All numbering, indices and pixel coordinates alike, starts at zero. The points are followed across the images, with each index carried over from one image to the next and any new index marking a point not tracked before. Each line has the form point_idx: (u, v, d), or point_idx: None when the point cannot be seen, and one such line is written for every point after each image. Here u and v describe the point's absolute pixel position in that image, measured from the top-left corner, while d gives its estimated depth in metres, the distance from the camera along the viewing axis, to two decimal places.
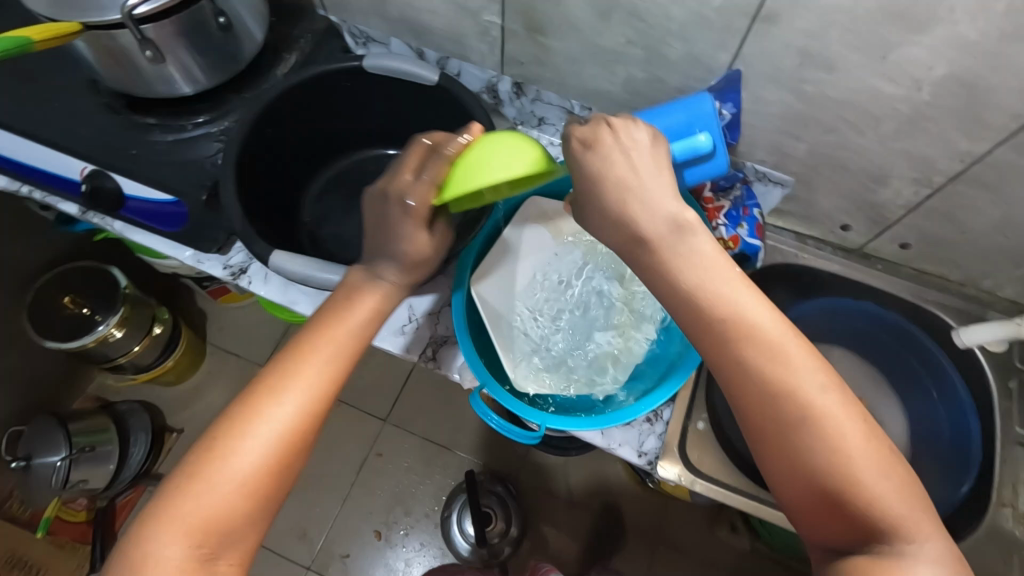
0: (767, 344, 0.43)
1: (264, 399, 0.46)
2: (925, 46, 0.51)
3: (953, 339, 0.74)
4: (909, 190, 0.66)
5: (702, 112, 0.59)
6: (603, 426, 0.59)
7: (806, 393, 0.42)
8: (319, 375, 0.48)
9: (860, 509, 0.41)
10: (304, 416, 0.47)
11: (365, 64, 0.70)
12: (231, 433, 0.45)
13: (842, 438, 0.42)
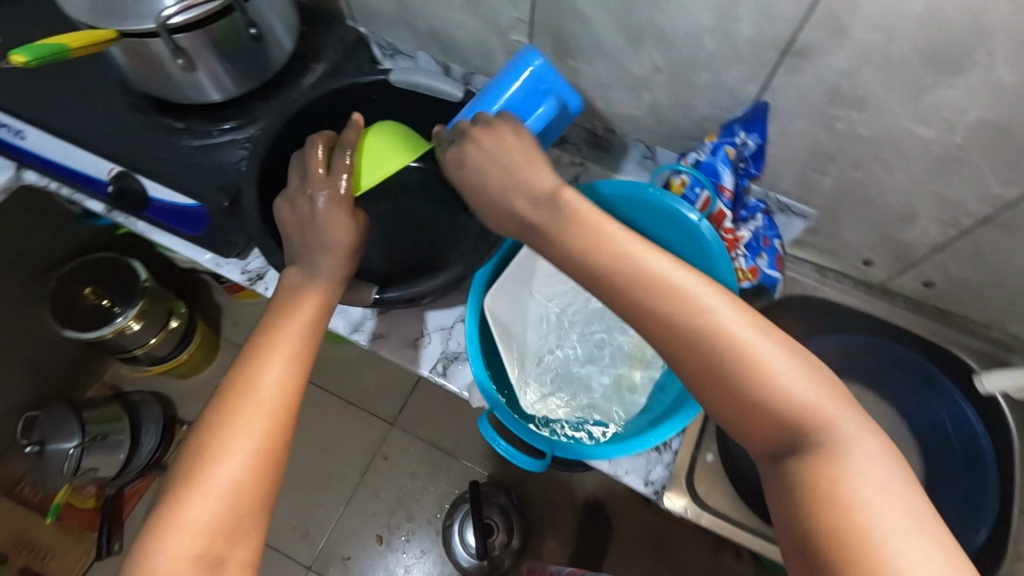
0: (658, 283, 0.43)
1: (240, 390, 0.47)
2: (961, 89, 0.50)
3: (975, 384, 0.72)
4: (936, 230, 0.65)
5: (545, 73, 0.60)
6: (611, 455, 0.58)
7: (709, 319, 0.41)
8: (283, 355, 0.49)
9: (790, 417, 0.39)
10: (279, 397, 0.47)
11: (391, 77, 0.71)
12: (216, 429, 0.45)
13: (766, 361, 0.40)
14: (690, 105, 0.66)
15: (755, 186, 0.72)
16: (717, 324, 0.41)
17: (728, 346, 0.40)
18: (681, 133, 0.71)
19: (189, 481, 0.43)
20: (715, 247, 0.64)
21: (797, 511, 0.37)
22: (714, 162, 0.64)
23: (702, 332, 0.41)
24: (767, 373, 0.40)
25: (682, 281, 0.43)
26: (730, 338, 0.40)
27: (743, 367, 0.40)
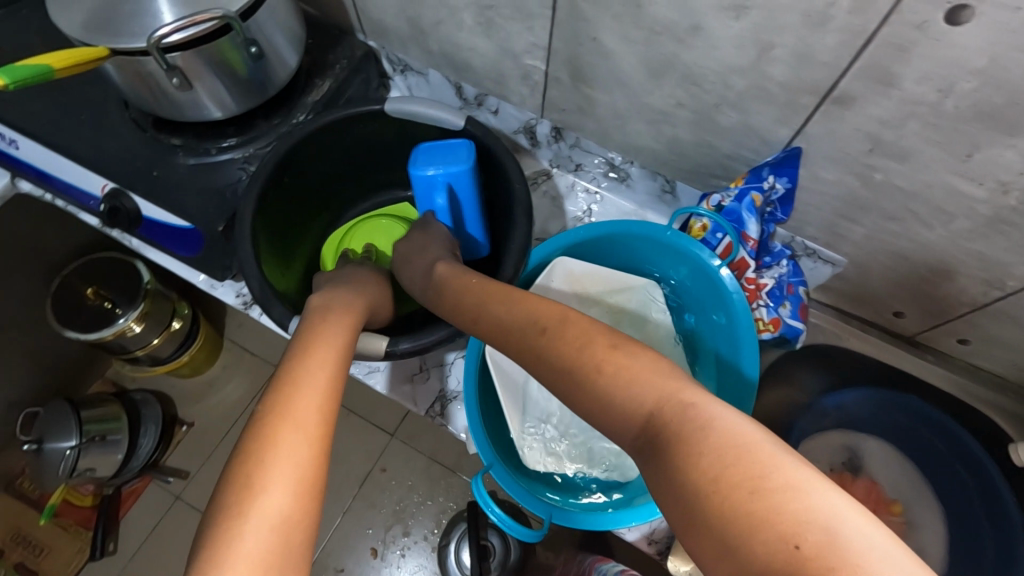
0: (529, 317, 0.41)
1: (270, 394, 0.37)
2: (1017, 150, 0.45)
3: (1008, 451, 0.67)
4: (976, 289, 0.60)
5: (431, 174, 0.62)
6: (610, 525, 0.55)
7: (578, 340, 0.38)
8: (321, 355, 0.41)
9: (672, 417, 0.32)
10: (323, 400, 0.38)
11: (387, 107, 0.65)
12: (250, 444, 0.35)
13: (610, 365, 0.36)
14: (714, 143, 0.62)
15: (780, 230, 0.67)
16: (561, 342, 0.38)
17: (579, 366, 0.37)
18: (703, 171, 0.67)
19: (223, 510, 0.32)
20: (740, 314, 0.60)
21: (688, 505, 0.29)
22: (739, 209, 0.60)
23: (549, 355, 0.38)
24: (618, 377, 0.35)
25: (519, 313, 0.42)
26: (574, 358, 0.37)
27: (595, 384, 0.36)
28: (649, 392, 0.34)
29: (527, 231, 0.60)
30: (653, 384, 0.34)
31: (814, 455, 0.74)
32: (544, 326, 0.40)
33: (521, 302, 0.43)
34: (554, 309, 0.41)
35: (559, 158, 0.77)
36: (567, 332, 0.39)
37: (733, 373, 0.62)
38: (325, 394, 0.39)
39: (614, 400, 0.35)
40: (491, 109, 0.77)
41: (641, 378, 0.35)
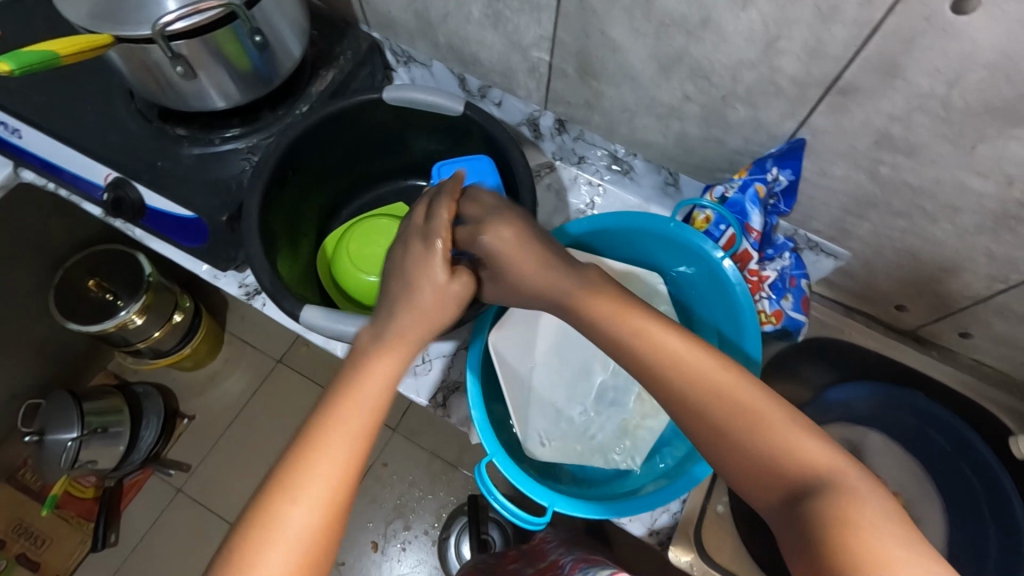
0: (673, 355, 0.44)
1: (317, 444, 0.41)
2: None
3: (1009, 445, 0.66)
4: (980, 284, 0.60)
5: None
6: (610, 515, 0.55)
7: (726, 387, 0.42)
8: (366, 403, 0.44)
9: (810, 476, 0.38)
10: (359, 452, 0.42)
11: (385, 96, 0.66)
12: (285, 489, 0.39)
13: (756, 416, 0.41)
14: (721, 137, 0.61)
15: (784, 222, 0.67)
16: (711, 383, 0.42)
17: (731, 411, 0.41)
18: (709, 165, 0.67)
19: (253, 539, 0.38)
20: (744, 304, 0.60)
21: (812, 557, 0.36)
22: (742, 200, 0.60)
23: (702, 393, 0.42)
24: (770, 434, 0.40)
25: (678, 346, 0.44)
26: (720, 400, 0.42)
27: (736, 427, 0.41)
28: (811, 459, 0.39)
29: (532, 221, 0.61)
30: (796, 444, 0.39)
31: None
32: (688, 368, 0.43)
33: (666, 335, 0.45)
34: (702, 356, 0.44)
35: (563, 150, 0.77)
36: (716, 377, 0.43)
37: (739, 358, 0.61)
38: (356, 445, 0.42)
39: (752, 445, 0.40)
40: (494, 101, 0.76)
41: (788, 435, 0.40)
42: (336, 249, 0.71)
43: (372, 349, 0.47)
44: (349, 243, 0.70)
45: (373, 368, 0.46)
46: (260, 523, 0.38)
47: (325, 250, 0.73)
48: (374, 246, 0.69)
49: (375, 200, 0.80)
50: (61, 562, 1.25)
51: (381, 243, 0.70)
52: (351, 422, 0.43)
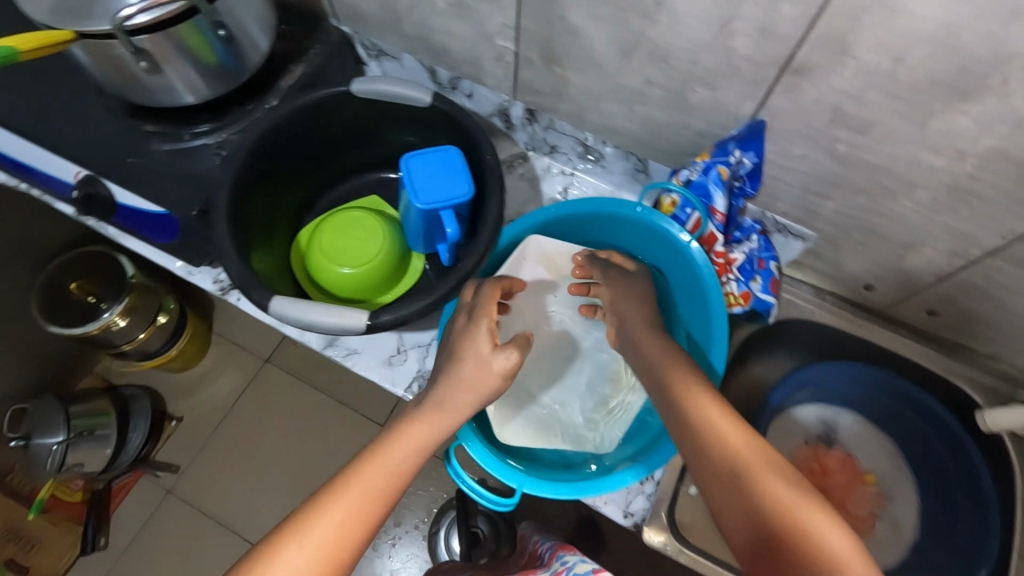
0: (717, 434, 0.47)
1: (337, 493, 0.44)
2: (972, 116, 0.46)
3: (976, 420, 0.68)
4: (942, 260, 0.61)
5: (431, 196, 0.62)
6: (578, 495, 0.57)
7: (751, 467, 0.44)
8: (392, 465, 0.47)
9: (817, 563, 0.39)
10: (373, 511, 0.45)
11: (353, 89, 0.67)
12: (295, 529, 0.42)
13: (772, 484, 0.43)
14: (685, 121, 0.62)
15: (751, 206, 0.68)
16: (738, 449, 0.46)
17: (751, 475, 0.44)
18: (677, 150, 0.67)
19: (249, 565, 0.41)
20: (716, 308, 0.63)
21: None
22: (706, 182, 0.61)
23: (730, 454, 0.45)
24: (786, 506, 0.42)
25: (716, 414, 0.48)
26: (741, 463, 0.45)
27: (752, 490, 0.43)
28: (827, 549, 0.40)
29: (499, 209, 0.62)
30: (807, 517, 0.41)
31: (790, 428, 0.76)
32: (720, 433, 0.47)
33: (706, 402, 0.49)
34: (737, 425, 0.47)
35: (535, 140, 0.77)
36: (748, 457, 0.45)
37: (702, 367, 0.63)
38: (372, 504, 0.45)
39: (764, 508, 0.42)
40: (465, 92, 0.77)
41: (801, 509, 0.42)
42: (309, 241, 0.71)
43: (413, 414, 0.51)
44: (322, 235, 0.70)
45: (407, 432, 0.49)
46: (261, 555, 0.41)
47: (301, 239, 0.74)
48: (346, 238, 0.69)
49: (349, 193, 0.80)
50: (50, 566, 1.23)
51: (352, 235, 0.70)
52: (373, 481, 0.46)
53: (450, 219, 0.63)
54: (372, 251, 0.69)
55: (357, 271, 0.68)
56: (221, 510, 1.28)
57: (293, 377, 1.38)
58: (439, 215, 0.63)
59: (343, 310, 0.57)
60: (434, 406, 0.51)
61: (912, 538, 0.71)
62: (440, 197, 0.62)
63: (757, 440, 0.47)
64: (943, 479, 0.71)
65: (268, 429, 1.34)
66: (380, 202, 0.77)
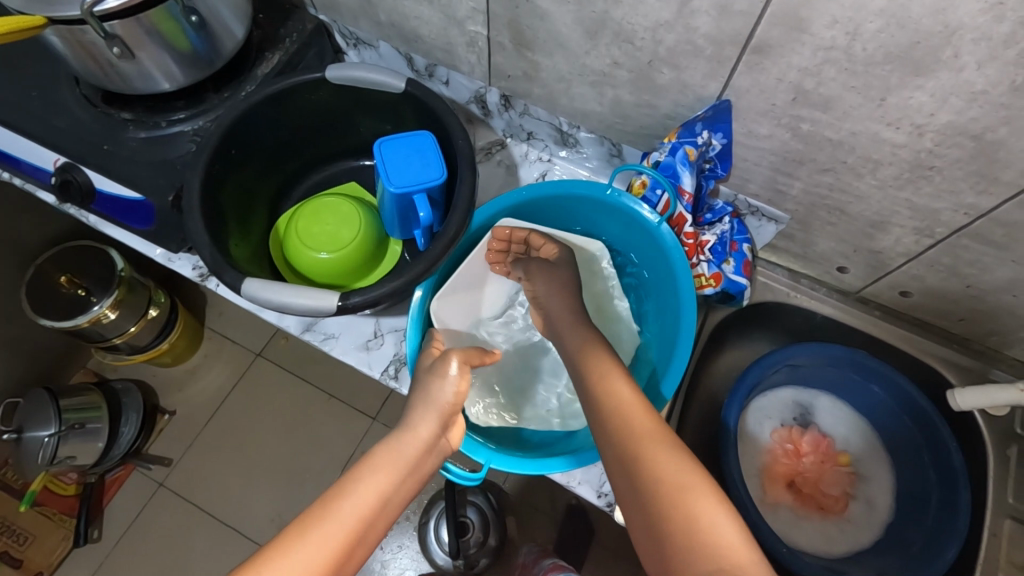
0: (634, 430, 0.50)
1: (310, 528, 0.44)
2: (927, 91, 0.46)
3: (949, 400, 0.69)
4: (909, 239, 0.61)
5: (408, 177, 0.63)
6: (541, 471, 0.58)
7: (657, 458, 0.47)
8: (370, 491, 0.48)
9: (705, 540, 0.42)
10: (353, 540, 0.45)
11: (327, 75, 0.67)
12: (271, 559, 0.42)
13: (670, 469, 0.46)
14: (653, 102, 0.63)
15: (724, 188, 0.68)
16: (643, 436, 0.49)
17: (649, 462, 0.47)
18: (648, 132, 0.68)
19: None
20: (683, 335, 0.62)
21: None
22: (674, 163, 0.61)
23: (634, 440, 0.49)
24: (683, 492, 0.45)
25: (631, 405, 0.52)
26: (645, 449, 0.48)
27: (650, 475, 0.46)
28: (716, 529, 0.42)
29: (472, 191, 0.62)
30: (697, 505, 0.44)
31: (768, 409, 0.77)
32: (631, 424, 0.50)
33: (629, 394, 0.53)
34: (649, 416, 0.51)
35: (512, 127, 0.78)
36: (656, 448, 0.48)
37: (652, 392, 0.63)
38: (350, 542, 0.44)
39: (659, 493, 0.45)
40: (442, 80, 0.78)
41: (694, 496, 0.44)
42: (286, 228, 0.72)
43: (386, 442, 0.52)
44: (298, 221, 0.71)
45: (383, 459, 0.50)
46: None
47: (278, 228, 0.74)
48: (321, 223, 0.70)
49: (327, 180, 0.81)
50: (43, 559, 1.23)
51: (328, 220, 0.70)
52: (347, 514, 0.45)
53: (422, 200, 0.63)
54: (347, 237, 0.69)
55: (334, 257, 0.69)
56: (211, 502, 1.29)
57: (284, 372, 1.39)
58: (412, 200, 0.64)
59: (315, 292, 0.58)
60: (407, 431, 0.53)
61: (885, 517, 0.72)
62: (411, 181, 0.62)
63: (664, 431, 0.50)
64: (919, 462, 0.72)
65: (258, 422, 1.35)
66: (360, 188, 0.78)
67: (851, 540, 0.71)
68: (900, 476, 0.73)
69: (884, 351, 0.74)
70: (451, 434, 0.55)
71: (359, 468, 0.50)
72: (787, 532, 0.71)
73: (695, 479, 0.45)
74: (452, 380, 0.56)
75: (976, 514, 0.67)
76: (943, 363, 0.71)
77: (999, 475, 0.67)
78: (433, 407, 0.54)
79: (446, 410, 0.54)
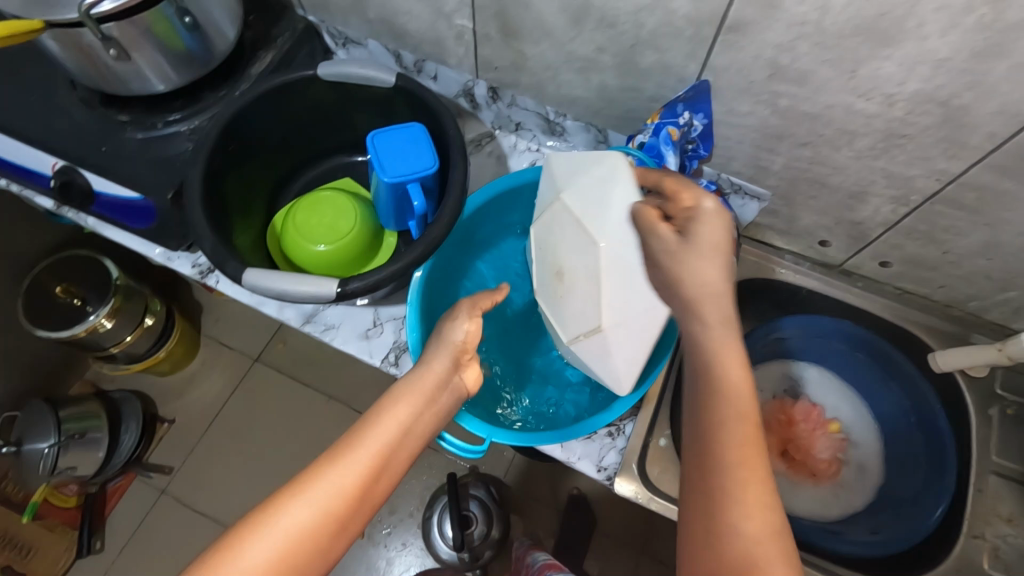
0: (727, 442, 0.43)
1: (335, 463, 0.46)
2: (895, 61, 0.49)
3: (930, 362, 0.72)
4: (887, 208, 0.64)
5: (397, 168, 0.64)
6: (541, 443, 0.61)
7: (739, 493, 0.41)
8: (390, 424, 0.49)
9: None
10: (379, 468, 0.46)
11: (319, 72, 0.69)
12: (300, 487, 0.44)
13: (747, 515, 0.41)
14: (637, 86, 0.65)
15: (707, 167, 0.71)
16: (743, 488, 0.41)
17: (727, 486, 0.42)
18: (632, 116, 0.71)
19: (255, 523, 0.43)
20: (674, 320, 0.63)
21: None
22: (657, 143, 0.63)
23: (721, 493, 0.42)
24: (760, 541, 0.40)
25: (739, 401, 0.44)
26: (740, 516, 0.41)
27: (723, 496, 0.41)
28: None
29: (464, 177, 0.64)
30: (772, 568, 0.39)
31: (761, 382, 0.79)
32: (733, 427, 0.43)
33: (739, 392, 0.44)
34: (753, 447, 0.43)
35: (500, 118, 0.80)
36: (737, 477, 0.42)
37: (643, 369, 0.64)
38: (371, 473, 0.46)
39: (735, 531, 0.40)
40: (430, 75, 0.80)
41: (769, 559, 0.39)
42: (284, 223, 0.73)
43: (404, 382, 0.52)
44: (295, 215, 0.72)
45: (405, 392, 0.51)
46: (265, 514, 0.43)
47: (275, 223, 0.76)
48: (318, 215, 0.72)
49: (321, 176, 0.83)
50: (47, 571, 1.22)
51: (325, 213, 0.72)
52: (367, 452, 0.46)
53: (412, 189, 0.65)
54: (345, 227, 0.71)
55: (330, 248, 0.70)
56: (213, 507, 1.28)
57: (281, 374, 1.39)
58: (406, 189, 0.66)
59: (315, 279, 0.59)
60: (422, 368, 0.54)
61: (876, 480, 0.75)
62: (406, 171, 0.64)
63: (768, 489, 0.42)
64: (906, 424, 0.75)
65: (259, 425, 1.35)
66: (353, 182, 0.80)
67: (844, 504, 0.74)
68: (889, 440, 0.76)
69: (868, 321, 0.77)
70: (465, 375, 0.56)
71: (381, 401, 0.50)
72: (785, 499, 0.73)
73: (773, 536, 0.40)
74: (468, 324, 0.58)
75: (962, 473, 0.69)
76: (925, 330, 0.74)
77: (983, 435, 0.69)
78: (448, 349, 0.56)
79: (458, 349, 0.56)
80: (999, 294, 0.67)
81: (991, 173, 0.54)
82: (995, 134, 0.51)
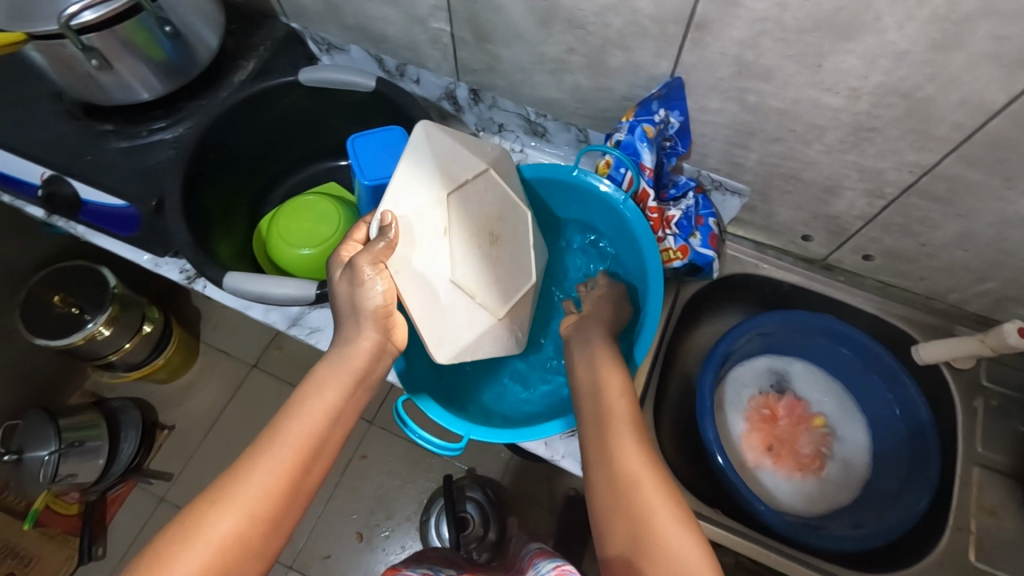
0: (611, 411, 0.50)
1: (257, 461, 0.47)
2: (857, 55, 0.49)
3: (913, 354, 0.72)
4: (862, 201, 0.64)
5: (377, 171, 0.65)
6: (518, 440, 0.61)
7: (625, 453, 0.47)
8: (310, 416, 0.50)
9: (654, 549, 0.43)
10: (302, 459, 0.48)
11: (300, 78, 0.71)
12: (225, 491, 0.46)
13: (633, 467, 0.46)
14: (610, 86, 0.66)
15: (687, 165, 0.72)
16: (626, 447, 0.48)
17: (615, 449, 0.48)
18: (609, 116, 0.71)
19: (182, 534, 0.44)
20: (651, 307, 0.63)
21: None
22: (633, 141, 0.63)
23: (611, 462, 0.48)
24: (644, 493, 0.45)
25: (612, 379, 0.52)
26: (630, 478, 0.46)
27: (614, 456, 0.48)
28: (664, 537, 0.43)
29: None
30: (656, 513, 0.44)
31: (745, 377, 0.80)
32: (615, 403, 0.51)
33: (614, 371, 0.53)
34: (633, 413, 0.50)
35: (482, 121, 0.81)
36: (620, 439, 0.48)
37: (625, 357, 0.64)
38: (296, 465, 0.48)
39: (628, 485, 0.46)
40: (412, 79, 0.81)
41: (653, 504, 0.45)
42: (269, 228, 0.74)
43: (317, 371, 0.53)
44: (279, 222, 0.73)
45: (326, 380, 0.52)
46: (192, 522, 0.44)
47: (261, 229, 0.77)
48: (300, 221, 0.73)
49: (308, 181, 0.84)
50: None
51: (309, 217, 0.73)
52: (289, 446, 0.48)
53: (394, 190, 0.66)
54: (327, 231, 0.72)
55: (316, 251, 0.71)
56: None
57: (277, 381, 1.40)
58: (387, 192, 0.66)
59: (291, 282, 0.61)
60: (341, 353, 0.53)
61: (862, 474, 0.75)
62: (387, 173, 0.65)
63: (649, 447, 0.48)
64: (892, 417, 0.75)
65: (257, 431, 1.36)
66: (338, 187, 0.81)
67: (830, 498, 0.73)
68: (876, 435, 0.76)
69: (852, 315, 0.77)
70: (395, 335, 0.55)
71: (299, 394, 0.51)
72: (771, 494, 0.73)
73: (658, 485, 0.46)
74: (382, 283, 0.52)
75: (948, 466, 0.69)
76: (907, 323, 0.74)
77: (967, 427, 0.69)
78: (367, 317, 0.53)
79: (380, 316, 0.53)
80: (978, 285, 0.67)
81: (961, 164, 0.54)
82: (960, 124, 0.51)
